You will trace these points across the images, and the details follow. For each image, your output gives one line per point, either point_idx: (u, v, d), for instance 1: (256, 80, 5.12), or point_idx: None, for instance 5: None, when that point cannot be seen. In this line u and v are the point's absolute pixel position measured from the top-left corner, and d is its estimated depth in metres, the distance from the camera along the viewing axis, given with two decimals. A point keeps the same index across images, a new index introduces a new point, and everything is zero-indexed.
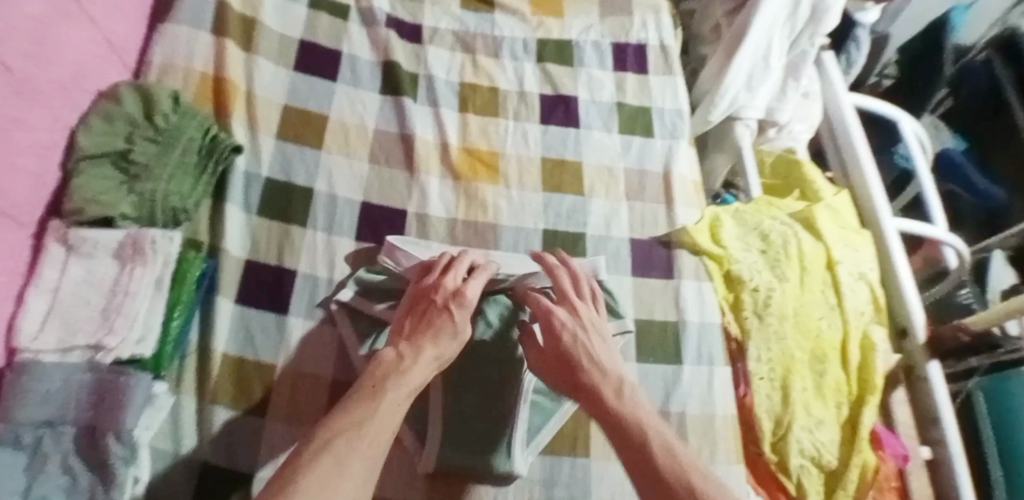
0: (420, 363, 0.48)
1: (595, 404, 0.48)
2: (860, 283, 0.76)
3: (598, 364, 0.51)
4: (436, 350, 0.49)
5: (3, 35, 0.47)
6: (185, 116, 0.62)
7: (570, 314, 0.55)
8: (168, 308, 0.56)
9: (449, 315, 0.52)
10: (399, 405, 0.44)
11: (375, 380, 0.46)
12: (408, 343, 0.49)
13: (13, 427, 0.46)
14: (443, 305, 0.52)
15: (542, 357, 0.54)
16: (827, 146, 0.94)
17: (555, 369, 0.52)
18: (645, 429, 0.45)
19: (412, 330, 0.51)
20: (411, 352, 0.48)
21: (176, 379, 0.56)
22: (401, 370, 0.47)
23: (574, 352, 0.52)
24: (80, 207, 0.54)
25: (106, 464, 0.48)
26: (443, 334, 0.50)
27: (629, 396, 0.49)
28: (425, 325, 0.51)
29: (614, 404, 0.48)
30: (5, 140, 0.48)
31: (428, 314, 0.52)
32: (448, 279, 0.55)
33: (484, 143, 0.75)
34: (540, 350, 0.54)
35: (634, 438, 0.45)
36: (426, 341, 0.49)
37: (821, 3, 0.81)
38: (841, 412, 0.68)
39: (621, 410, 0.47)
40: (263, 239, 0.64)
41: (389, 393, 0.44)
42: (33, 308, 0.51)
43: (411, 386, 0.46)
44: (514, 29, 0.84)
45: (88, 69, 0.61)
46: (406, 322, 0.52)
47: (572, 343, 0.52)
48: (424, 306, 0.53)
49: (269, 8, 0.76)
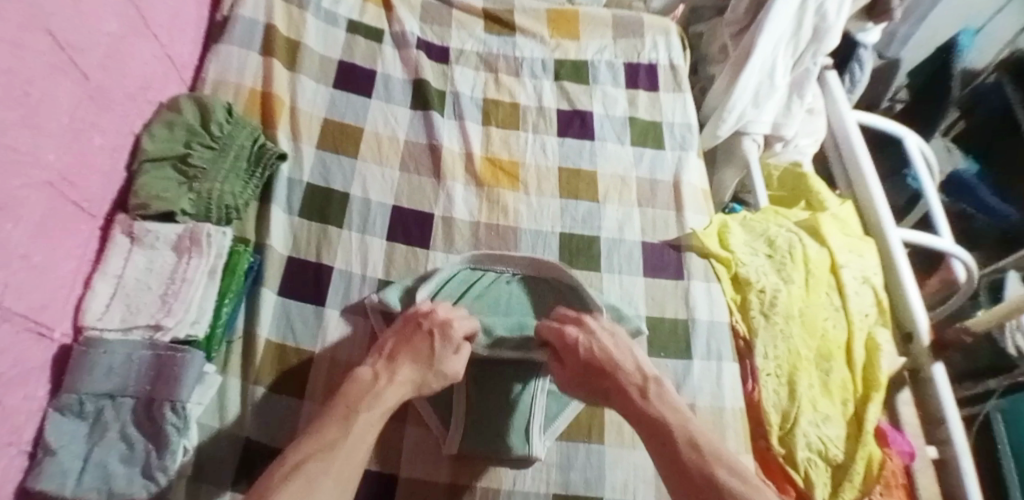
0: (392, 384, 0.54)
1: (625, 405, 0.55)
2: (864, 286, 0.79)
3: (620, 368, 0.57)
4: (411, 375, 0.56)
5: (82, 46, 0.54)
6: (237, 126, 0.69)
7: (583, 328, 0.61)
8: (219, 295, 0.61)
9: (429, 343, 0.58)
10: (370, 426, 0.50)
11: (352, 400, 0.52)
12: (385, 362, 0.56)
13: (78, 396, 0.51)
14: (428, 332, 0.59)
15: (567, 374, 0.59)
16: (833, 160, 0.98)
17: (584, 382, 0.59)
18: (670, 421, 0.51)
19: (392, 350, 0.58)
20: (386, 373, 0.55)
21: (223, 361, 0.61)
22: (375, 391, 0.53)
23: (597, 360, 0.58)
24: (144, 203, 0.61)
25: (161, 432, 0.52)
26: (416, 360, 0.57)
27: (653, 393, 0.55)
28: (405, 349, 0.58)
29: (641, 404, 0.54)
30: (82, 139, 0.55)
31: (411, 338, 0.58)
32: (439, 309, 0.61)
33: (505, 153, 0.81)
34: (565, 368, 0.60)
35: (662, 432, 0.50)
36: (402, 364, 0.56)
37: (822, 24, 0.85)
38: (847, 408, 0.71)
39: (648, 408, 0.53)
40: (303, 237, 0.70)
41: (362, 415, 0.50)
42: (99, 292, 0.56)
43: (383, 407, 0.52)
44: (534, 50, 0.90)
45: (153, 82, 0.68)
46: (388, 344, 0.59)
47: (590, 354, 0.58)
48: (411, 330, 0.59)
49: (312, 32, 0.83)
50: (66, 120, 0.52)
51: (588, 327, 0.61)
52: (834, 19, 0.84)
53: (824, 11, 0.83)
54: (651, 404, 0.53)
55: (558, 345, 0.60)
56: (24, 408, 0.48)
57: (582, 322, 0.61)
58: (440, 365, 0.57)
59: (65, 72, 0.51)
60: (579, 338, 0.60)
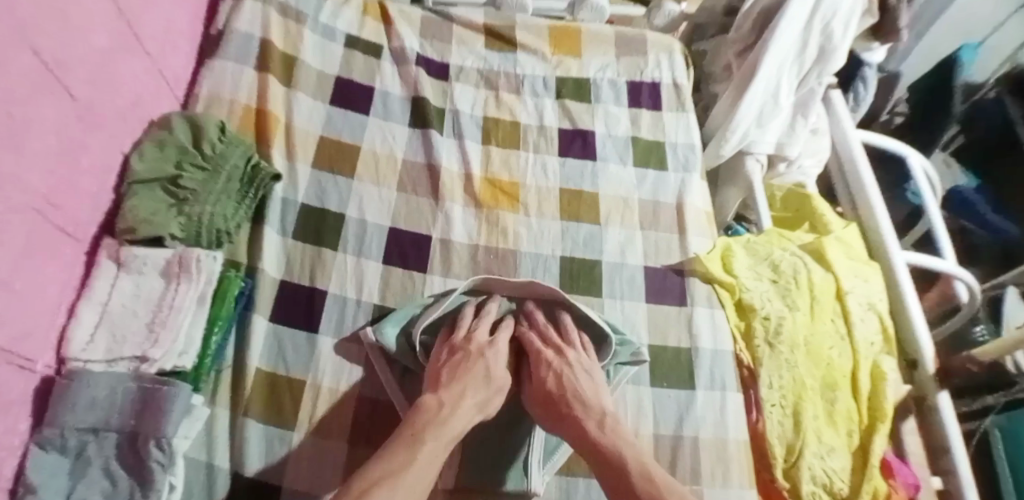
0: (458, 412, 0.56)
1: (579, 435, 0.56)
2: (870, 313, 0.78)
3: (581, 399, 0.59)
4: (475, 397, 0.58)
5: (69, 65, 0.52)
6: (231, 145, 0.67)
7: (559, 355, 0.63)
8: (209, 322, 0.59)
9: (483, 364, 0.61)
10: (437, 454, 0.52)
11: (418, 426, 0.53)
12: (445, 388, 0.58)
13: (60, 430, 0.50)
14: (478, 352, 0.62)
15: (534, 390, 0.62)
16: (838, 181, 0.97)
17: (543, 404, 0.61)
18: (625, 457, 0.54)
19: (450, 378, 0.59)
20: (452, 400, 0.56)
21: (212, 391, 0.59)
22: (441, 419, 0.54)
23: (563, 389, 0.60)
24: (132, 227, 0.58)
25: (146, 469, 0.51)
26: (478, 381, 0.59)
27: (610, 428, 0.57)
28: (461, 374, 0.59)
29: (594, 436, 0.56)
30: (69, 161, 0.53)
31: (464, 362, 0.61)
32: (478, 332, 0.64)
33: (505, 174, 0.79)
34: (533, 385, 0.62)
35: (616, 466, 0.53)
36: (467, 388, 0.58)
37: (827, 44, 0.83)
38: (852, 440, 0.69)
39: (602, 441, 0.55)
40: (297, 259, 0.68)
41: (429, 443, 0.52)
42: (83, 321, 0.54)
43: (451, 433, 0.54)
44: (535, 68, 0.89)
45: (143, 100, 0.66)
46: (443, 372, 0.60)
47: (558, 382, 0.60)
48: (460, 357, 0.61)
49: (309, 47, 0.81)
50: (51, 142, 0.50)
51: (566, 354, 0.63)
52: (839, 40, 0.83)
53: (830, 31, 0.82)
54: (607, 437, 0.55)
55: (534, 362, 0.63)
56: (4, 443, 0.47)
57: (564, 350, 0.64)
58: (495, 381, 0.61)
59: (50, 93, 0.49)
60: (553, 364, 0.62)
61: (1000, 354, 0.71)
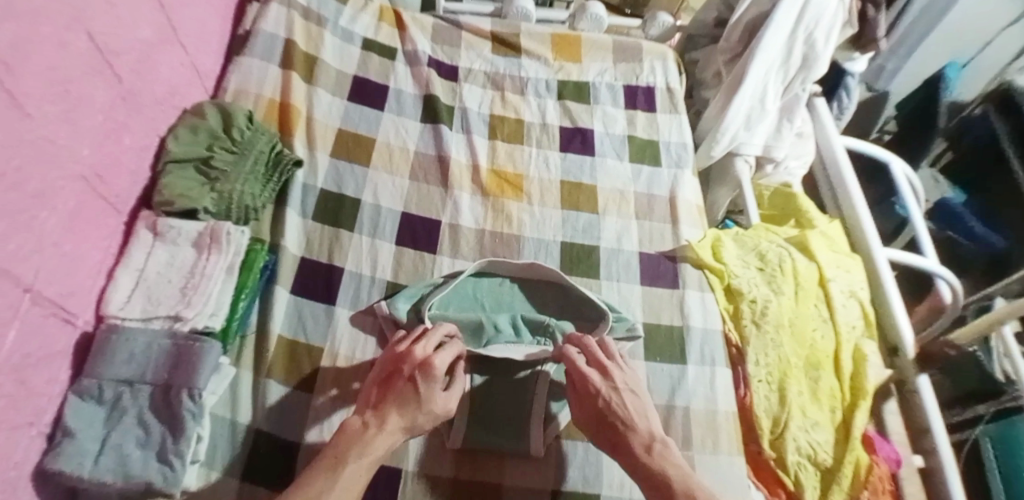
0: (382, 433, 0.54)
1: (629, 460, 0.56)
2: (851, 300, 0.83)
3: (630, 424, 0.58)
4: (401, 421, 0.55)
5: (117, 51, 0.57)
6: (257, 132, 0.73)
7: (603, 376, 0.61)
8: (236, 290, 0.63)
9: (413, 386, 0.57)
10: (357, 478, 0.50)
11: (341, 449, 0.52)
12: (373, 410, 0.56)
13: (99, 381, 0.54)
14: (409, 374, 0.58)
15: (580, 414, 0.61)
16: (822, 183, 1.03)
17: (593, 429, 0.60)
18: (673, 480, 0.54)
19: (378, 400, 0.57)
20: (375, 422, 0.55)
21: (236, 354, 0.63)
22: (364, 439, 0.53)
23: (610, 414, 0.59)
24: (169, 200, 0.63)
25: (176, 418, 0.55)
26: (404, 403, 0.56)
27: (658, 450, 0.56)
28: (389, 396, 0.57)
29: (643, 461, 0.56)
30: (114, 138, 0.59)
31: (395, 382, 0.58)
32: (417, 350, 0.59)
33: (510, 166, 0.85)
34: (578, 409, 0.61)
35: (663, 489, 0.53)
36: (391, 410, 0.56)
37: (811, 52, 0.89)
38: (835, 415, 0.74)
39: (652, 466, 0.55)
40: (316, 238, 0.73)
41: (350, 464, 0.51)
42: (121, 284, 0.59)
43: (371, 456, 0.52)
44: (538, 71, 0.95)
45: (178, 90, 0.72)
46: (374, 393, 0.58)
47: (604, 406, 0.59)
48: (392, 376, 0.58)
49: (329, 48, 0.88)
50: (100, 119, 0.55)
51: (610, 376, 0.61)
52: (822, 48, 0.89)
53: (813, 40, 0.88)
54: (656, 463, 0.55)
55: (578, 386, 0.61)
56: (48, 389, 0.51)
57: (607, 371, 0.61)
58: (427, 405, 0.57)
59: (101, 74, 0.55)
60: (598, 387, 0.60)
61: (987, 328, 0.71)
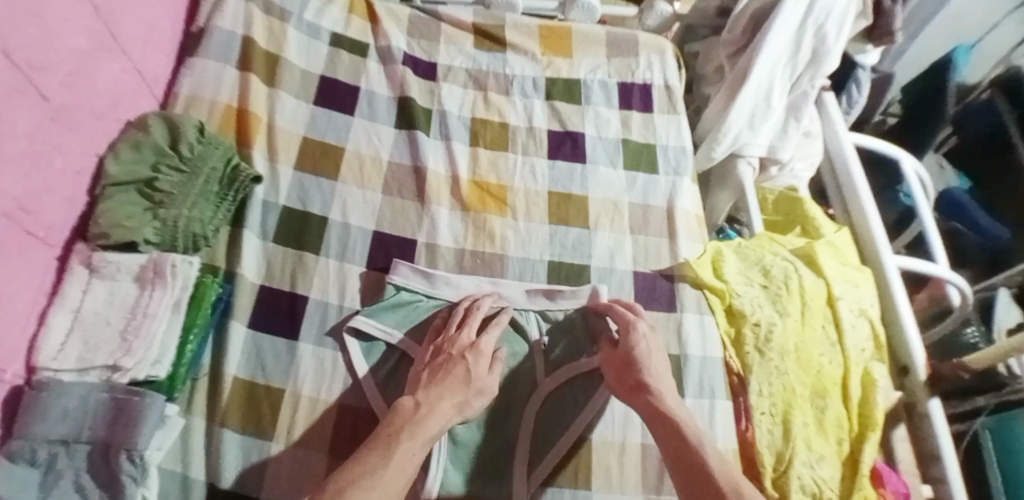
0: (435, 413, 0.54)
1: (651, 406, 0.57)
2: (860, 319, 0.76)
3: (661, 377, 0.60)
4: (453, 399, 0.56)
5: (44, 65, 0.49)
6: (210, 145, 0.65)
7: (649, 331, 0.65)
8: (184, 331, 0.57)
9: (464, 365, 0.59)
10: (412, 454, 0.50)
11: (393, 428, 0.52)
12: (424, 391, 0.57)
13: (30, 443, 0.48)
14: (459, 355, 0.60)
15: (611, 355, 0.63)
16: (829, 183, 0.95)
17: (620, 370, 0.61)
18: (697, 437, 0.54)
19: (429, 380, 0.58)
20: (428, 403, 0.55)
21: (187, 400, 0.58)
22: (417, 419, 0.53)
23: (645, 362, 0.61)
24: (105, 232, 0.56)
25: (118, 483, 0.49)
26: (455, 386, 0.57)
27: (682, 407, 0.58)
28: (441, 376, 0.58)
29: (669, 409, 0.57)
30: (45, 165, 0.51)
31: (444, 365, 0.60)
32: (464, 334, 0.63)
33: (493, 176, 0.78)
34: (612, 349, 0.64)
35: (687, 436, 0.54)
36: (443, 392, 0.56)
37: (822, 46, 0.82)
38: (842, 448, 0.69)
39: (674, 416, 0.56)
40: (278, 264, 0.67)
41: (402, 443, 0.50)
42: (55, 327, 0.52)
43: (426, 435, 0.52)
44: (524, 67, 0.87)
45: (121, 100, 0.64)
46: (424, 375, 0.59)
47: (643, 352, 0.62)
48: (441, 359, 0.60)
49: (293, 45, 0.80)
50: (24, 145, 0.47)
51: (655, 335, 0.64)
52: (833, 42, 0.81)
53: (824, 33, 0.81)
54: (680, 416, 0.57)
55: (622, 328, 0.64)
56: None
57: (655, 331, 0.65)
58: (477, 384, 0.59)
59: (24, 94, 0.46)
60: (643, 336, 0.63)
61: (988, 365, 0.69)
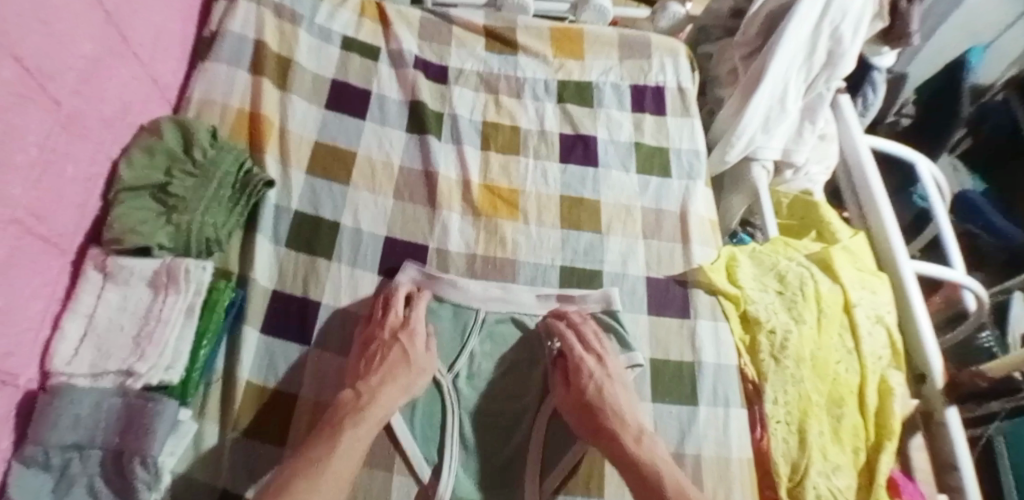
0: (377, 399, 0.57)
1: (615, 448, 0.57)
2: (878, 326, 0.75)
3: (619, 413, 0.60)
4: (395, 384, 0.59)
5: (55, 72, 0.49)
6: (222, 151, 0.66)
7: (597, 363, 0.64)
8: (197, 336, 0.57)
9: (398, 347, 0.61)
10: (356, 441, 0.53)
11: (339, 416, 0.55)
12: (363, 381, 0.58)
13: (44, 447, 0.48)
14: (392, 338, 0.62)
15: (568, 397, 0.62)
16: (845, 186, 0.94)
17: (580, 415, 0.61)
18: (660, 471, 0.55)
19: (366, 369, 0.60)
20: (368, 392, 0.57)
21: (200, 406, 0.57)
22: (360, 408, 0.55)
23: (602, 402, 0.61)
24: (119, 237, 0.56)
25: (130, 489, 0.49)
26: (397, 368, 0.60)
27: (646, 443, 0.58)
28: (378, 362, 0.60)
29: (631, 450, 0.57)
30: (58, 171, 0.51)
31: (378, 351, 0.61)
32: (393, 314, 0.64)
33: (504, 181, 0.78)
34: (565, 393, 0.63)
35: (650, 479, 0.54)
36: (385, 378, 0.59)
37: (836, 48, 0.80)
38: (859, 457, 0.68)
39: (639, 455, 0.56)
40: (290, 269, 0.67)
41: (348, 431, 0.53)
42: (68, 332, 0.52)
43: (372, 420, 0.55)
44: (536, 71, 0.87)
45: (132, 105, 0.64)
46: (360, 365, 0.60)
47: (596, 391, 0.61)
48: (374, 346, 0.61)
49: (304, 49, 0.79)
50: (35, 152, 0.47)
51: (604, 365, 0.64)
52: (849, 46, 0.81)
53: (839, 34, 0.79)
54: (643, 452, 0.57)
55: (572, 368, 0.63)
56: None
57: (603, 361, 0.65)
58: (415, 363, 0.62)
59: (35, 100, 0.46)
60: (593, 373, 0.63)
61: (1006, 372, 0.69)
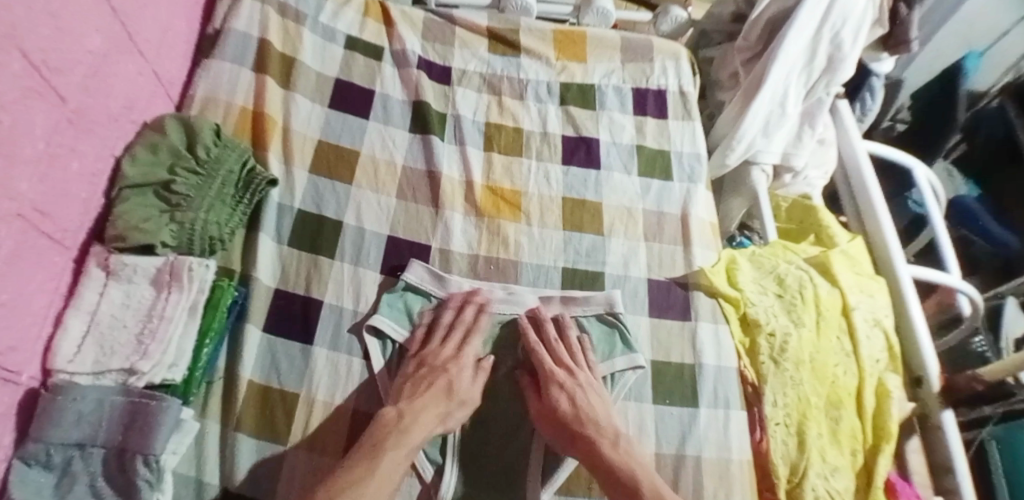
0: (417, 422, 0.57)
1: (593, 454, 0.58)
2: (875, 330, 0.76)
3: (596, 422, 0.61)
4: (434, 411, 0.59)
5: (61, 68, 0.49)
6: (226, 149, 0.65)
7: (569, 374, 0.63)
8: (199, 335, 0.57)
9: (444, 379, 0.61)
10: (397, 464, 0.54)
11: (380, 433, 0.55)
12: (407, 402, 0.59)
13: (46, 446, 0.48)
14: (442, 366, 0.62)
15: (541, 408, 0.62)
16: (843, 190, 0.95)
17: (552, 424, 0.61)
18: (640, 476, 0.56)
19: (410, 392, 0.60)
20: (410, 411, 0.58)
21: (202, 405, 0.58)
22: (401, 429, 0.56)
23: (574, 411, 0.61)
24: (123, 234, 0.56)
25: (133, 487, 0.49)
26: (437, 397, 0.59)
27: (622, 448, 0.59)
28: (421, 390, 0.60)
29: (610, 459, 0.58)
30: (62, 166, 0.51)
31: (427, 375, 0.62)
32: (445, 346, 0.64)
33: (507, 182, 0.78)
34: (539, 403, 0.63)
35: (630, 484, 0.56)
36: (425, 402, 0.59)
37: (837, 53, 0.81)
38: (857, 459, 0.69)
39: (617, 462, 0.58)
40: (293, 268, 0.67)
41: (388, 453, 0.54)
42: (70, 330, 0.51)
43: (410, 445, 0.55)
44: (538, 73, 0.87)
45: (136, 101, 0.63)
46: (406, 385, 0.61)
47: (569, 403, 0.61)
48: (426, 372, 0.62)
49: (308, 48, 0.79)
50: (41, 147, 0.47)
51: (575, 375, 0.63)
52: (849, 50, 0.81)
53: (840, 40, 0.80)
54: (622, 459, 0.58)
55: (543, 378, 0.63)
56: None
57: (574, 371, 0.64)
58: (460, 394, 0.61)
59: (41, 95, 0.46)
60: (565, 384, 0.62)
61: (1000, 376, 0.69)
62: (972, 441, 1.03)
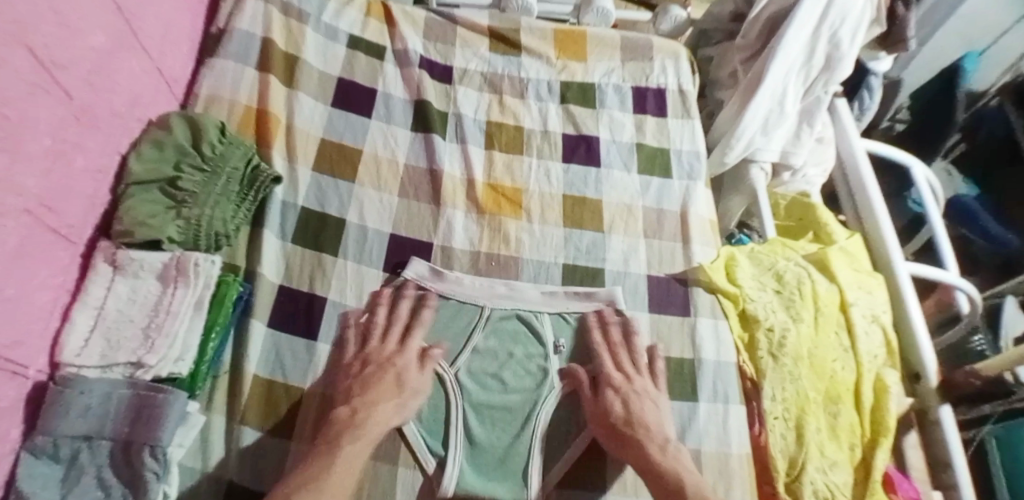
0: (372, 416, 0.56)
1: (640, 456, 0.58)
2: (874, 326, 0.76)
3: (646, 425, 0.61)
4: (389, 402, 0.58)
5: (66, 65, 0.49)
6: (231, 145, 0.66)
7: (626, 378, 0.65)
8: (205, 330, 0.58)
9: (392, 375, 0.60)
10: (355, 457, 0.52)
11: (331, 436, 0.53)
12: (359, 397, 0.58)
13: (54, 437, 0.48)
14: (385, 364, 0.61)
15: (595, 406, 0.63)
16: (841, 189, 0.95)
17: (604, 423, 0.61)
18: (683, 479, 0.56)
19: (359, 387, 0.59)
20: (363, 407, 0.56)
21: (207, 399, 0.58)
22: (355, 424, 0.55)
23: (628, 412, 0.61)
24: (129, 230, 0.57)
25: (139, 478, 0.50)
26: (387, 390, 0.59)
27: (671, 452, 0.59)
28: (370, 386, 0.59)
29: (658, 461, 0.57)
30: (66, 162, 0.51)
31: (373, 371, 0.60)
32: (387, 344, 0.63)
33: (508, 179, 0.79)
34: (592, 402, 0.63)
35: (671, 487, 0.55)
36: (380, 396, 0.58)
37: (835, 52, 0.82)
38: (855, 454, 0.69)
39: (665, 464, 0.57)
40: (297, 265, 0.67)
41: (345, 446, 0.53)
42: (78, 324, 0.52)
43: (365, 439, 0.54)
44: (539, 72, 0.88)
45: (141, 99, 0.64)
46: (354, 383, 0.59)
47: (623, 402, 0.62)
48: (371, 368, 0.61)
49: (310, 47, 0.80)
50: (47, 143, 0.48)
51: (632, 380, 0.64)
52: (847, 48, 0.81)
53: (838, 38, 0.81)
54: (669, 461, 0.58)
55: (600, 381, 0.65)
56: None
57: (630, 376, 0.65)
58: (409, 386, 0.61)
59: (46, 91, 0.47)
60: (620, 386, 0.64)
61: (999, 369, 0.72)
62: (971, 438, 1.03)
